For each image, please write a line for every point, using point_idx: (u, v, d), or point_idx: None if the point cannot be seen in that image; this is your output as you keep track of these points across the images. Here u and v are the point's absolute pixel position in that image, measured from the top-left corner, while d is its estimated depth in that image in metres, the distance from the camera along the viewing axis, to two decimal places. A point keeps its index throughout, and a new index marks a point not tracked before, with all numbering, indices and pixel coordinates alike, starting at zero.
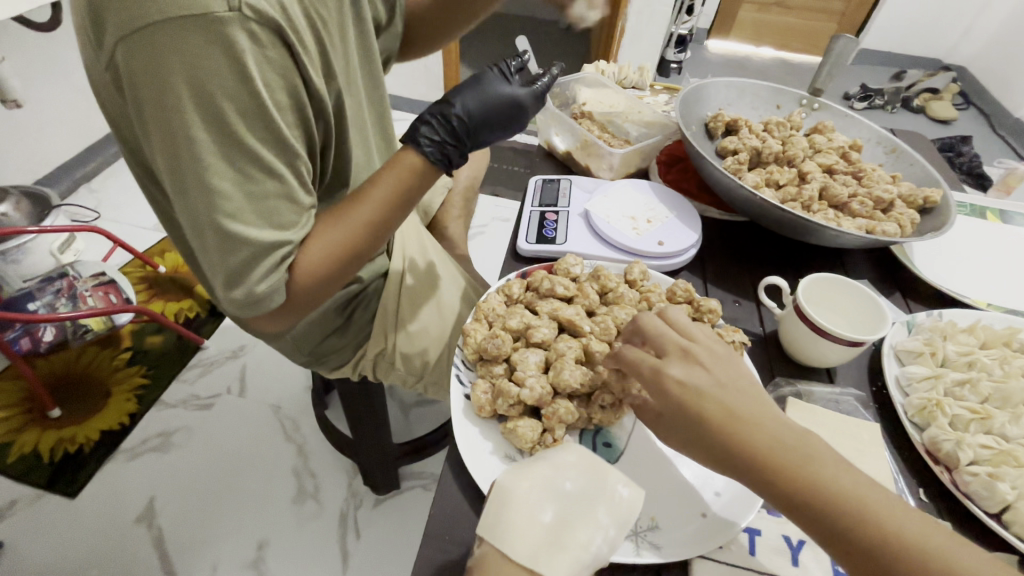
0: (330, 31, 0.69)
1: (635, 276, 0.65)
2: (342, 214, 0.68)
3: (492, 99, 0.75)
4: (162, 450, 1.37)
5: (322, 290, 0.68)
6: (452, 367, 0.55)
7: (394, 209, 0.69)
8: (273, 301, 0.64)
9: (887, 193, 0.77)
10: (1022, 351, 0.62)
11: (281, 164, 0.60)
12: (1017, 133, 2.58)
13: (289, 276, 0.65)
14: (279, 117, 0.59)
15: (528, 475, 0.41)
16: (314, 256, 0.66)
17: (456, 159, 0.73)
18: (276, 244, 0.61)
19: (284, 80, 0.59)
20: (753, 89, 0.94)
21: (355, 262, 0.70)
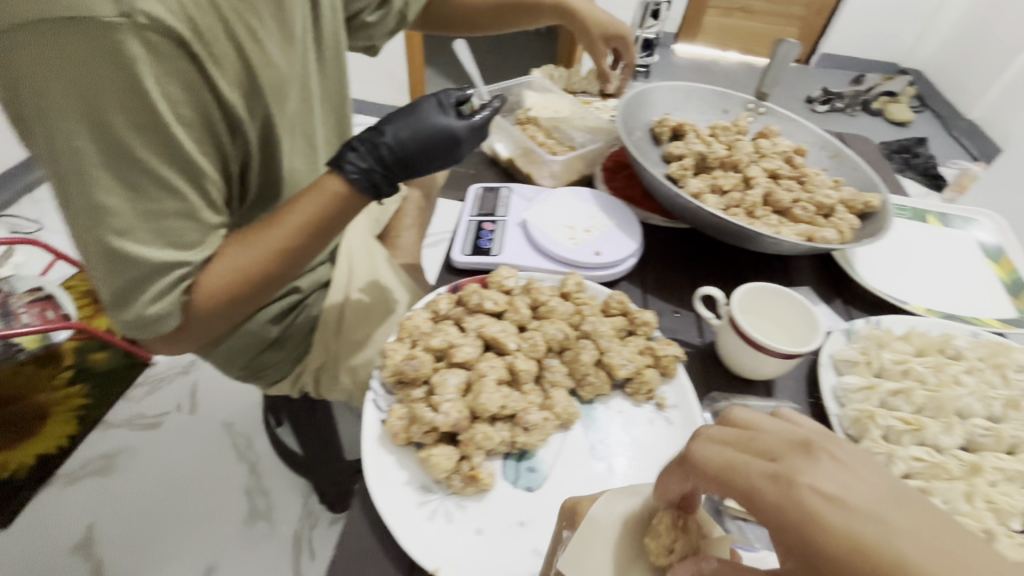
0: (262, 44, 0.65)
1: (570, 288, 0.62)
2: (253, 237, 0.66)
3: (425, 126, 0.71)
4: (102, 473, 1.29)
5: (224, 313, 0.66)
6: (369, 392, 0.52)
7: (308, 235, 0.68)
8: (165, 325, 0.61)
9: (828, 198, 0.76)
10: (956, 358, 0.62)
11: (182, 181, 0.57)
12: (971, 134, 2.65)
13: (187, 297, 0.62)
14: (182, 132, 0.56)
15: (619, 509, 0.41)
16: (217, 278, 0.64)
17: (385, 187, 0.70)
18: (172, 265, 0.59)
19: (188, 92, 0.56)
20: (700, 93, 0.92)
21: (262, 286, 0.68)
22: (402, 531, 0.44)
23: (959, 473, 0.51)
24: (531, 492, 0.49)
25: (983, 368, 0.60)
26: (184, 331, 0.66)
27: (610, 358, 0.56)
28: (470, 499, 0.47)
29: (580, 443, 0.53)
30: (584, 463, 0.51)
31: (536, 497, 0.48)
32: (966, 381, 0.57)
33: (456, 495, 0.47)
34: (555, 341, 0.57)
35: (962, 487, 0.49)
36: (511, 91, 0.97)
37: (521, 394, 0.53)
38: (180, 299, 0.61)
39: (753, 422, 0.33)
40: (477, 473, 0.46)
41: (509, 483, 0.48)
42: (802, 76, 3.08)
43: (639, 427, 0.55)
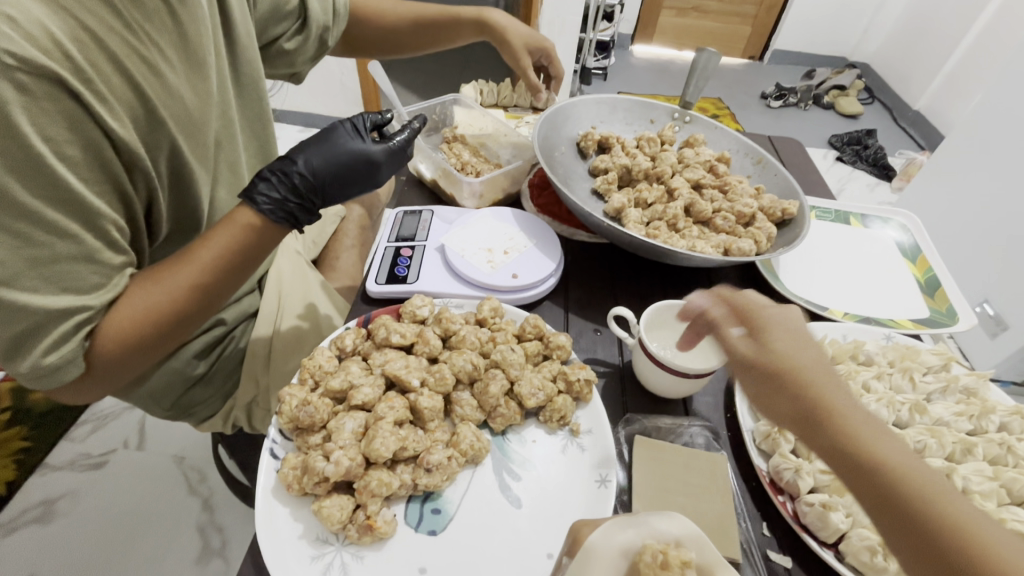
0: (159, 72, 0.60)
1: (486, 314, 0.61)
2: (167, 273, 0.58)
3: (343, 153, 0.66)
4: (43, 520, 1.23)
5: (133, 358, 0.58)
6: (266, 440, 0.50)
7: (230, 269, 0.60)
8: (69, 374, 0.53)
9: (747, 207, 0.76)
10: (868, 363, 0.63)
11: (76, 223, 0.50)
12: (916, 124, 2.74)
13: (90, 343, 0.54)
14: (71, 173, 0.50)
15: (620, 542, 0.35)
16: (124, 320, 0.55)
17: (302, 216, 0.64)
18: (70, 311, 0.51)
19: (75, 131, 0.50)
20: (625, 104, 0.93)
21: (178, 326, 0.60)
22: None
23: None
24: (434, 536, 0.47)
25: (891, 372, 0.61)
26: (90, 380, 0.57)
27: (520, 388, 0.55)
28: (369, 548, 0.45)
29: (490, 479, 0.51)
30: (493, 500, 0.50)
31: (439, 541, 0.47)
32: (874, 388, 0.58)
33: (354, 546, 0.45)
34: (464, 373, 0.55)
35: None
36: (433, 109, 0.92)
37: (426, 432, 0.52)
38: (82, 345, 0.53)
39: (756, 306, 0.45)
40: (373, 522, 0.45)
41: (411, 528, 0.47)
42: (756, 73, 3.15)
43: (551, 455, 0.54)
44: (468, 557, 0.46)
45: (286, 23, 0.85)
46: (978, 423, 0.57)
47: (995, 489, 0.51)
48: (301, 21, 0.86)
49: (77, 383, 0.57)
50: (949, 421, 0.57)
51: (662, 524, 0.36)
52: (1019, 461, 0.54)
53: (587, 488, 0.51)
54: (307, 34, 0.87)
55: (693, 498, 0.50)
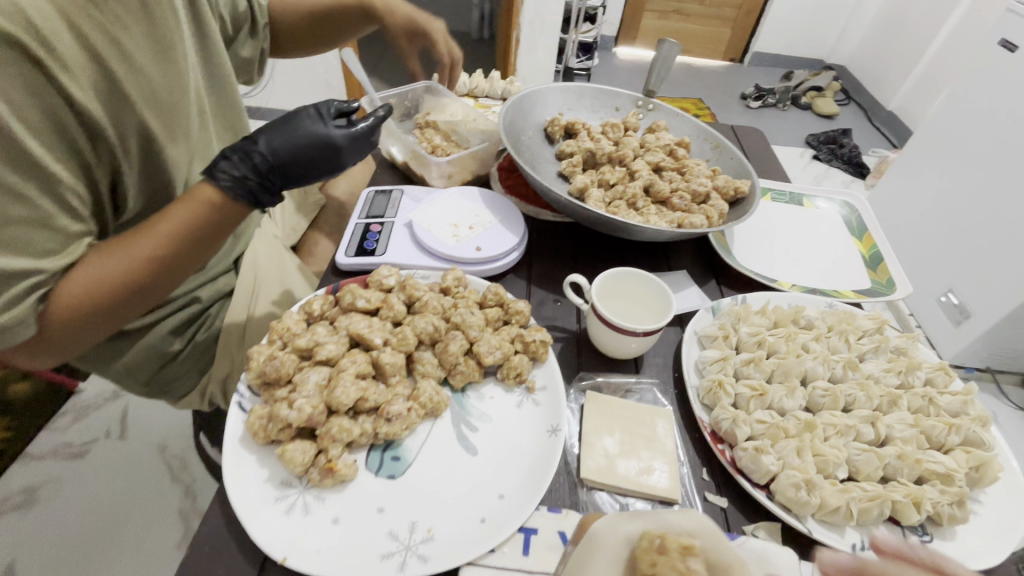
0: (126, 51, 0.65)
1: (449, 283, 0.65)
2: (124, 244, 0.61)
3: (305, 137, 0.68)
4: (25, 507, 1.24)
5: (86, 324, 0.60)
6: (234, 394, 0.53)
7: (188, 242, 0.63)
8: (21, 335, 0.55)
9: (701, 187, 0.81)
10: (808, 327, 0.67)
11: (34, 188, 0.54)
12: (890, 124, 2.82)
13: (44, 306, 0.56)
14: (32, 138, 0.54)
15: (624, 530, 0.36)
16: (78, 285, 0.58)
17: (263, 195, 0.66)
18: (24, 272, 0.53)
19: (35, 99, 0.54)
20: (590, 93, 0.97)
21: (135, 297, 0.62)
22: (252, 524, 0.45)
23: (796, 431, 0.55)
24: (393, 480, 0.50)
25: (829, 335, 0.65)
26: (43, 343, 0.59)
27: (479, 348, 0.58)
28: (330, 491, 0.48)
29: (448, 430, 0.54)
30: (450, 449, 0.53)
31: (398, 484, 0.50)
32: (811, 348, 0.62)
33: (316, 488, 0.48)
34: (425, 334, 0.59)
35: (796, 443, 0.53)
36: (406, 96, 0.96)
37: (388, 386, 0.55)
38: (36, 307, 0.55)
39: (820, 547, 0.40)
40: (334, 464, 0.48)
41: (371, 472, 0.50)
42: (736, 74, 3.22)
43: (506, 411, 0.57)
44: (427, 497, 0.49)
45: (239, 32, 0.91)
46: (905, 378, 0.62)
47: (915, 435, 0.55)
48: (249, 25, 0.92)
49: (32, 346, 0.59)
50: (879, 376, 0.61)
51: (660, 519, 0.36)
52: (940, 412, 0.59)
53: (537, 437, 0.54)
54: (258, 38, 0.93)
55: (638, 445, 0.54)
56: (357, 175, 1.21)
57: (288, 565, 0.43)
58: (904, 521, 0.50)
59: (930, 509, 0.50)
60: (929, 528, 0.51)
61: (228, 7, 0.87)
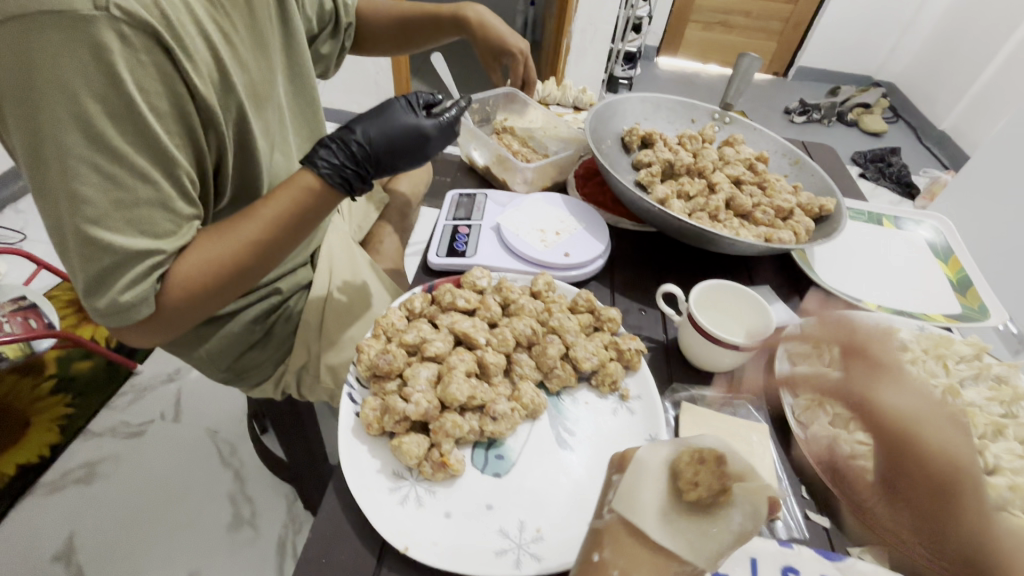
0: (231, 44, 0.67)
1: (540, 287, 0.66)
2: (231, 228, 0.63)
3: (397, 127, 0.70)
4: (85, 482, 1.26)
5: (197, 303, 0.63)
6: (345, 385, 0.55)
7: (291, 227, 0.65)
8: (140, 313, 0.58)
9: (787, 202, 0.80)
10: (902, 350, 0.66)
11: (156, 170, 0.56)
12: (941, 144, 2.74)
13: (161, 286, 0.59)
14: (158, 124, 0.55)
15: (662, 455, 0.32)
16: (192, 267, 0.61)
17: (357, 184, 0.68)
18: (146, 252, 0.56)
19: (164, 84, 0.56)
20: (667, 104, 0.97)
21: (239, 279, 0.65)
22: (374, 514, 0.46)
23: None
24: (498, 478, 0.51)
25: (925, 359, 0.64)
26: (158, 321, 0.62)
27: (576, 352, 0.59)
28: (441, 485, 0.50)
29: (547, 431, 0.55)
30: (550, 449, 0.54)
31: (504, 482, 0.51)
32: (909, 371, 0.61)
33: (428, 482, 0.49)
34: (524, 336, 0.60)
35: None
36: (486, 102, 0.98)
37: (490, 385, 0.56)
38: (154, 287, 0.58)
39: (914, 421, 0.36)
40: (447, 459, 0.49)
41: (478, 469, 0.51)
42: (781, 89, 3.18)
43: (602, 415, 0.58)
44: (535, 498, 0.50)
45: (322, 29, 0.94)
46: (1010, 408, 0.60)
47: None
48: (333, 25, 0.95)
49: (146, 325, 0.62)
50: (982, 405, 0.60)
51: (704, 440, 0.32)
52: None
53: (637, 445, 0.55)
54: (338, 38, 0.96)
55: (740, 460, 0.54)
56: (420, 176, 1.23)
57: (408, 555, 0.44)
58: None
59: None
60: None
61: (316, 8, 0.91)
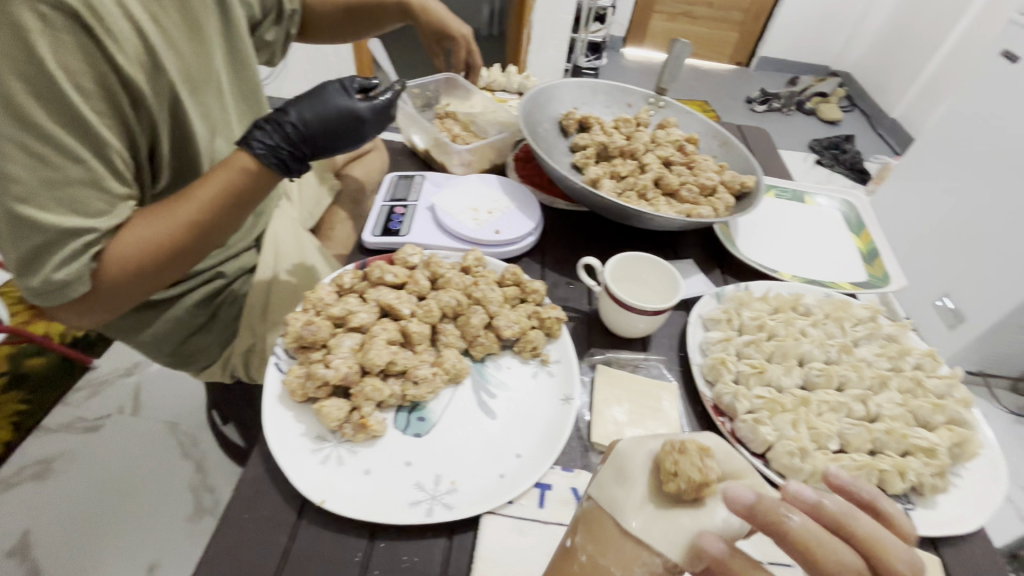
0: (161, 27, 0.68)
1: (469, 262, 0.68)
2: (168, 209, 0.64)
3: (332, 109, 0.70)
4: (40, 478, 1.23)
5: (135, 282, 0.64)
6: (272, 356, 0.57)
7: (228, 208, 0.66)
8: (76, 290, 0.59)
9: (709, 180, 0.85)
10: (806, 314, 0.71)
11: (86, 149, 0.57)
12: (893, 131, 2.85)
13: (97, 265, 0.60)
14: (84, 103, 0.56)
15: (648, 448, 0.41)
16: (129, 246, 0.61)
17: (293, 165, 0.69)
18: (79, 230, 0.57)
19: (89, 64, 0.56)
20: (604, 89, 1.01)
21: (179, 258, 0.66)
22: (292, 471, 0.49)
23: (792, 406, 0.59)
24: (419, 438, 0.54)
25: (825, 322, 0.69)
26: (96, 299, 0.63)
27: (498, 321, 0.62)
28: (362, 445, 0.52)
29: (469, 395, 0.58)
30: (470, 411, 0.57)
31: (423, 441, 0.54)
32: (809, 332, 0.66)
33: (349, 443, 0.52)
34: (449, 308, 0.63)
35: (791, 417, 0.57)
36: (428, 87, 1.00)
37: (414, 352, 0.59)
38: (90, 265, 0.59)
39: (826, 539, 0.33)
40: (366, 421, 0.52)
41: (398, 430, 0.54)
42: (742, 78, 3.25)
43: (523, 379, 0.61)
44: (453, 455, 0.53)
45: (265, 15, 0.94)
46: (896, 363, 0.66)
47: (902, 413, 0.60)
48: (276, 13, 0.95)
49: (86, 303, 0.63)
50: (871, 360, 0.66)
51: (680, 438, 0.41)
52: (927, 393, 0.63)
53: (553, 405, 0.59)
54: (283, 25, 0.97)
55: (647, 415, 0.58)
56: (372, 162, 1.25)
57: (325, 507, 0.47)
58: (890, 490, 0.54)
59: (913, 479, 0.54)
60: (912, 498, 0.55)
61: None
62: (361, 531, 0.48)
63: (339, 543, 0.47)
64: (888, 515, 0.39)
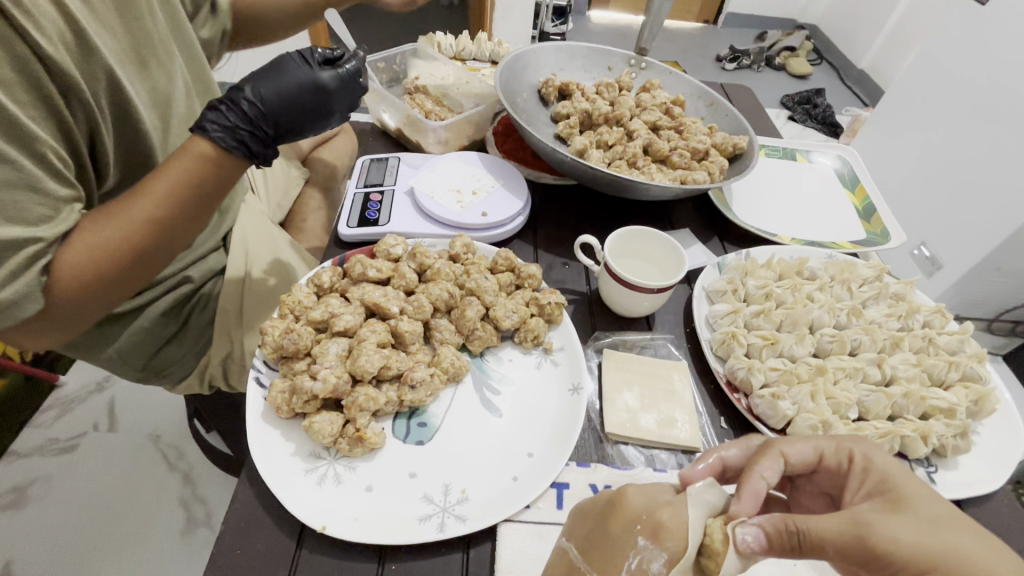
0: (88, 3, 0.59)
1: (458, 250, 0.63)
2: (119, 208, 0.54)
3: (293, 82, 0.62)
4: (15, 507, 1.12)
5: (97, 292, 0.55)
6: (251, 370, 0.52)
7: (192, 202, 0.57)
8: (25, 311, 0.50)
9: (701, 143, 0.81)
10: (812, 278, 0.68)
11: (14, 149, 0.49)
12: (862, 83, 2.85)
13: (48, 279, 0.51)
14: (4, 95, 0.48)
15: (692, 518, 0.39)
16: (82, 255, 0.53)
17: (257, 147, 0.60)
18: (20, 243, 0.48)
19: (3, 49, 0.49)
20: (582, 52, 0.95)
21: (143, 263, 0.57)
22: (286, 497, 0.44)
23: (808, 376, 0.57)
24: (422, 446, 0.50)
25: (832, 284, 0.67)
26: (52, 316, 0.54)
27: (495, 311, 0.58)
28: (361, 459, 0.48)
29: (471, 394, 0.54)
30: (474, 411, 0.53)
31: (427, 449, 0.50)
32: (817, 297, 0.64)
33: (347, 458, 0.48)
34: (441, 301, 0.58)
35: (809, 388, 0.55)
36: (393, 60, 0.92)
37: (408, 354, 0.55)
38: (39, 280, 0.50)
39: (864, 530, 0.36)
40: (363, 434, 0.47)
41: (399, 440, 0.50)
42: (711, 37, 3.19)
43: (526, 371, 0.57)
44: (460, 461, 0.49)
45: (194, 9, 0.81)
46: (906, 322, 0.64)
47: (918, 373, 0.58)
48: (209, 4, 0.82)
49: (41, 322, 0.54)
50: (881, 321, 0.64)
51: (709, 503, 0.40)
52: (938, 351, 0.61)
53: (561, 396, 0.55)
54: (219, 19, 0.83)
55: (661, 399, 0.55)
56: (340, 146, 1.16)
57: (327, 533, 0.43)
58: (913, 455, 0.53)
59: (936, 442, 0.52)
60: (934, 460, 0.54)
61: None
62: (369, 554, 0.44)
63: (347, 570, 0.43)
64: (892, 484, 0.39)
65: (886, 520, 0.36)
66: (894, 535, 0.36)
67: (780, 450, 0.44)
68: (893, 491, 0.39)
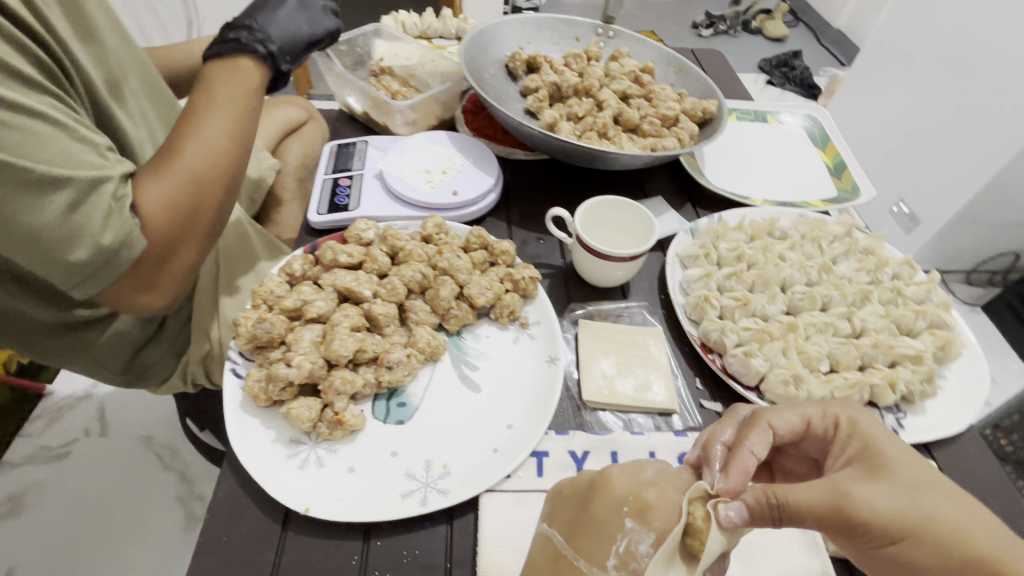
0: None
1: (430, 231, 0.63)
2: (188, 133, 0.50)
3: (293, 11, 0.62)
4: (12, 516, 1.12)
5: (192, 227, 0.51)
6: (227, 362, 0.52)
7: (250, 113, 0.54)
8: (128, 256, 0.46)
9: (670, 109, 0.80)
10: (783, 238, 0.69)
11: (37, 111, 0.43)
12: (838, 43, 2.83)
13: (144, 220, 0.47)
14: None
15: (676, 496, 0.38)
16: (171, 188, 0.49)
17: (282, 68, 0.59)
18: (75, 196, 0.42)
19: None
20: (548, 24, 0.93)
21: (227, 188, 0.53)
22: (269, 483, 0.45)
23: (780, 333, 0.58)
24: (402, 425, 0.51)
25: (803, 243, 0.68)
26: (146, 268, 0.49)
27: (469, 289, 0.58)
28: (342, 442, 0.49)
29: (449, 371, 0.55)
30: (452, 388, 0.54)
31: (407, 428, 0.50)
32: (788, 256, 0.64)
33: (327, 442, 0.48)
34: (414, 283, 0.58)
35: (781, 344, 0.56)
36: (356, 42, 0.90)
37: (384, 336, 0.55)
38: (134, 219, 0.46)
39: (848, 496, 0.37)
40: (342, 417, 0.48)
41: (379, 420, 0.50)
42: (686, 4, 3.13)
43: (503, 346, 0.58)
44: (440, 437, 0.50)
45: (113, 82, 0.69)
46: (874, 275, 0.65)
47: (887, 324, 0.59)
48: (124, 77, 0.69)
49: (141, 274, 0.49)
50: (851, 276, 0.65)
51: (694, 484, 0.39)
52: (907, 301, 0.63)
53: (538, 367, 0.56)
54: None
55: (637, 364, 0.56)
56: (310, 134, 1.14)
57: (311, 515, 0.44)
58: (882, 403, 0.54)
59: (903, 389, 0.54)
60: (902, 407, 0.55)
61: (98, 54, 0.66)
62: (354, 531, 0.45)
63: (333, 548, 0.44)
64: (875, 449, 0.40)
65: (867, 487, 0.37)
66: (871, 502, 0.37)
67: (768, 423, 0.44)
68: (874, 457, 0.39)
